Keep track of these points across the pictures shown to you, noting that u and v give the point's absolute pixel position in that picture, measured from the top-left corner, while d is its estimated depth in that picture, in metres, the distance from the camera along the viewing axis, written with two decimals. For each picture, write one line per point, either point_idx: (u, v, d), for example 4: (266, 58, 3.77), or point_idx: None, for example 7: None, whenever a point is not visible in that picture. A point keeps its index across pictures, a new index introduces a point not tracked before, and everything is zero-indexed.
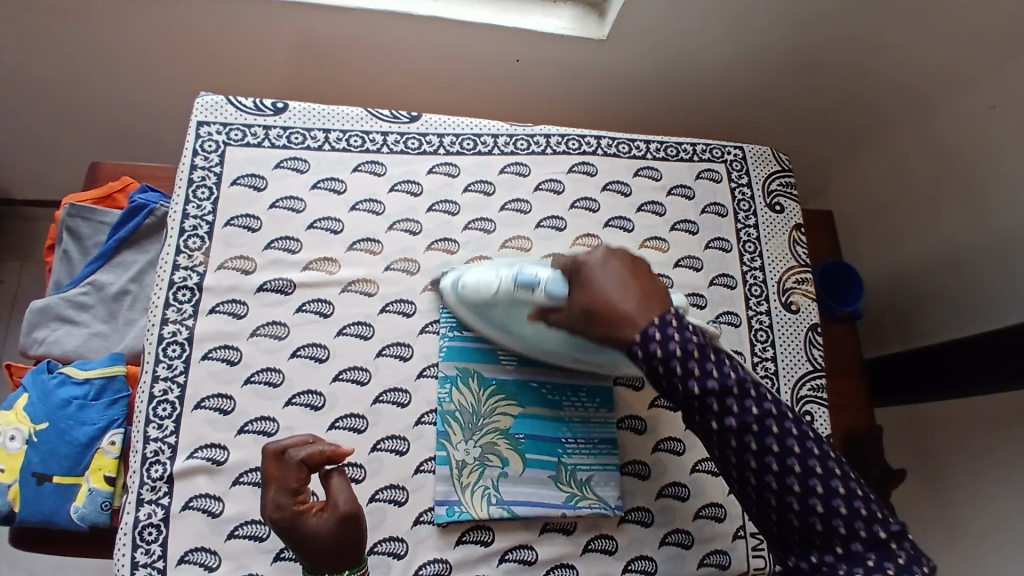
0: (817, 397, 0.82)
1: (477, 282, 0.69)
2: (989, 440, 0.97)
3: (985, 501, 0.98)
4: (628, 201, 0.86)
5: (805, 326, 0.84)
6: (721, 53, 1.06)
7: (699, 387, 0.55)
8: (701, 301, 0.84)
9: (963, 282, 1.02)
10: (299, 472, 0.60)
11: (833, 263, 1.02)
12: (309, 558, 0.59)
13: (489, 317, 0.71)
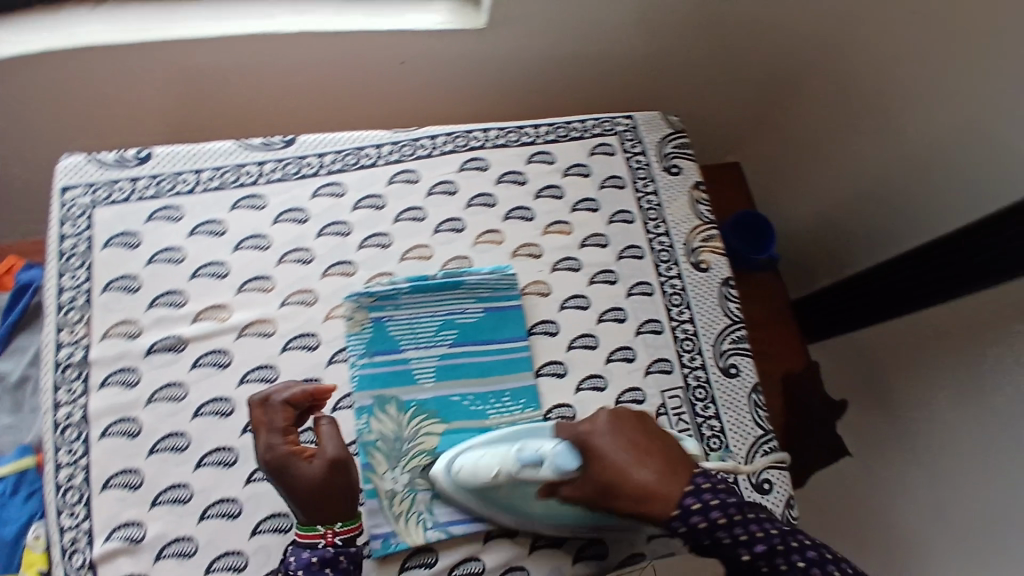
0: (740, 348, 0.83)
1: (474, 465, 0.66)
2: (937, 353, 1.01)
3: (934, 411, 1.02)
4: (525, 189, 0.84)
5: (717, 282, 0.86)
6: (604, 26, 1.04)
7: (748, 552, 0.57)
8: (612, 277, 0.83)
9: (888, 205, 1.06)
10: (287, 414, 0.63)
11: (749, 213, 1.03)
12: (297, 501, 0.61)
13: (489, 505, 0.67)
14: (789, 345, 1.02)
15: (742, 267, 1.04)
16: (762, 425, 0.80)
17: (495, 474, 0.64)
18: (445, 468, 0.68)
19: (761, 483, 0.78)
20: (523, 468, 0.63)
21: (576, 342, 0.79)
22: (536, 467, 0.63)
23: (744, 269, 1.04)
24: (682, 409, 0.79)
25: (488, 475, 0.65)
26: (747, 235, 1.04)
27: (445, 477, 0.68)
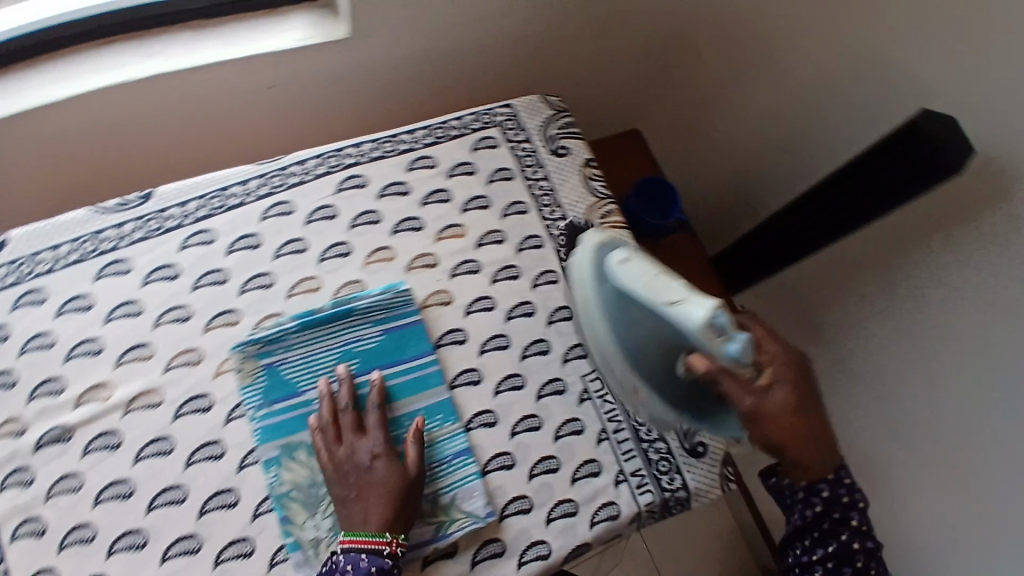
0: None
1: (648, 273, 0.61)
2: (856, 281, 1.02)
3: (860, 340, 1.04)
4: (410, 198, 0.81)
5: None
6: (473, 19, 1.01)
7: (858, 542, 0.66)
8: (515, 272, 0.81)
9: (785, 147, 1.08)
10: (379, 417, 0.69)
11: (648, 180, 1.00)
12: (378, 501, 0.64)
13: (620, 305, 0.63)
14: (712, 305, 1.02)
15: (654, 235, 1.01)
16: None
17: (660, 298, 0.59)
18: (623, 254, 0.62)
19: (695, 447, 0.78)
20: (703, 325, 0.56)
21: (487, 346, 0.77)
22: (719, 337, 0.57)
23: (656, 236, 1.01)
24: (605, 391, 0.78)
25: (654, 291, 0.59)
26: (648, 202, 1.01)
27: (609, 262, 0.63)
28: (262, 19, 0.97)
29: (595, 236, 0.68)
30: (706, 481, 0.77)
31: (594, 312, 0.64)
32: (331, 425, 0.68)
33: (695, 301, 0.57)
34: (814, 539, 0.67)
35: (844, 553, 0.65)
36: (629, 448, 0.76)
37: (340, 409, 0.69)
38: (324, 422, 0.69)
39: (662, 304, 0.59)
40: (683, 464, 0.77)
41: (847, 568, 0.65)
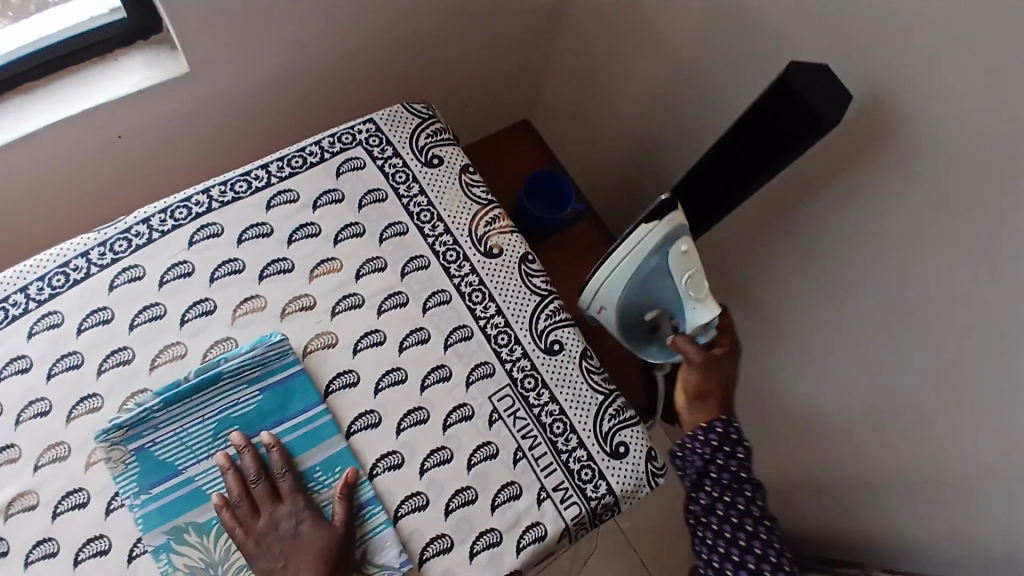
0: (558, 321, 0.79)
1: (692, 267, 0.72)
2: (777, 224, 1.06)
3: (790, 279, 1.09)
4: (274, 239, 0.75)
5: (515, 262, 0.81)
6: (336, 27, 0.96)
7: (739, 470, 0.72)
8: (401, 298, 0.76)
9: (676, 113, 1.08)
10: (292, 483, 0.65)
11: (538, 173, 0.98)
12: (309, 568, 0.62)
13: (641, 278, 0.73)
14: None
15: (553, 226, 0.98)
16: (602, 388, 0.78)
17: (691, 291, 0.72)
18: (685, 247, 0.70)
19: (616, 448, 0.75)
20: (702, 322, 0.73)
21: (383, 385, 0.72)
22: (703, 330, 0.74)
23: (554, 228, 0.99)
24: (516, 408, 0.74)
25: (689, 283, 0.72)
26: (540, 198, 0.99)
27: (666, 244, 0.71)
28: (99, 65, 0.89)
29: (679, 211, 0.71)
30: (633, 480, 0.74)
31: (641, 266, 0.72)
32: (242, 501, 0.64)
33: (710, 305, 0.73)
34: (714, 478, 0.72)
35: (737, 483, 0.72)
36: (549, 463, 0.73)
37: (249, 482, 0.65)
38: (233, 496, 0.64)
39: (688, 292, 0.72)
40: (606, 468, 0.74)
41: (739, 498, 0.72)
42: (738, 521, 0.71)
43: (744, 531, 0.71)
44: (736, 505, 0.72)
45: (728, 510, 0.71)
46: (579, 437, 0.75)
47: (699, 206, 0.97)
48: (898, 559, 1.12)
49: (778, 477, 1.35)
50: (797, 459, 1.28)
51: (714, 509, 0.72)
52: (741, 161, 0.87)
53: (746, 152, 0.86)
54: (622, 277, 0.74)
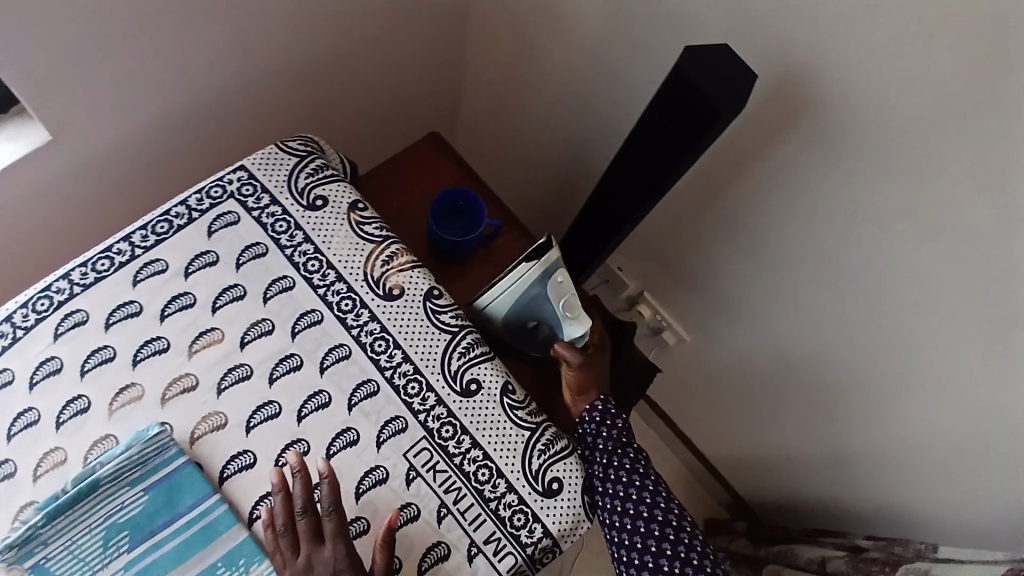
0: (472, 358, 0.73)
1: (568, 292, 0.77)
2: (720, 202, 1.00)
3: (739, 254, 1.03)
4: (148, 316, 0.70)
5: (419, 300, 0.74)
6: (214, 67, 0.88)
7: (619, 431, 0.73)
8: (294, 360, 0.70)
9: (598, 102, 1.01)
10: (335, 526, 0.62)
11: (447, 193, 0.89)
12: None
13: (525, 301, 0.77)
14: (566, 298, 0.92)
15: (468, 249, 0.89)
16: (528, 423, 0.72)
17: (567, 312, 0.77)
18: (563, 277, 0.75)
19: (548, 486, 0.70)
20: (577, 333, 0.79)
21: (283, 460, 0.66)
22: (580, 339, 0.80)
23: (471, 250, 0.90)
24: (435, 461, 0.69)
25: (565, 306, 0.77)
26: (444, 221, 0.91)
27: (544, 275, 0.75)
28: None
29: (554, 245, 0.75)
30: (570, 518, 0.70)
31: (523, 295, 0.76)
32: (285, 531, 0.62)
33: (583, 321, 0.78)
34: (601, 444, 0.73)
35: (622, 443, 0.73)
36: (476, 514, 0.68)
37: (295, 513, 0.62)
38: (279, 524, 0.62)
39: (564, 314, 0.77)
40: (540, 509, 0.69)
41: (625, 457, 0.72)
42: (629, 477, 0.71)
43: (635, 486, 0.70)
44: (622, 464, 0.72)
45: (618, 468, 0.71)
46: (508, 482, 0.69)
47: (621, 202, 0.92)
48: (882, 526, 1.09)
49: (752, 457, 1.31)
50: (771, 437, 1.23)
51: (604, 473, 0.71)
52: (642, 175, 0.86)
53: (645, 166, 0.85)
54: (504, 306, 0.77)
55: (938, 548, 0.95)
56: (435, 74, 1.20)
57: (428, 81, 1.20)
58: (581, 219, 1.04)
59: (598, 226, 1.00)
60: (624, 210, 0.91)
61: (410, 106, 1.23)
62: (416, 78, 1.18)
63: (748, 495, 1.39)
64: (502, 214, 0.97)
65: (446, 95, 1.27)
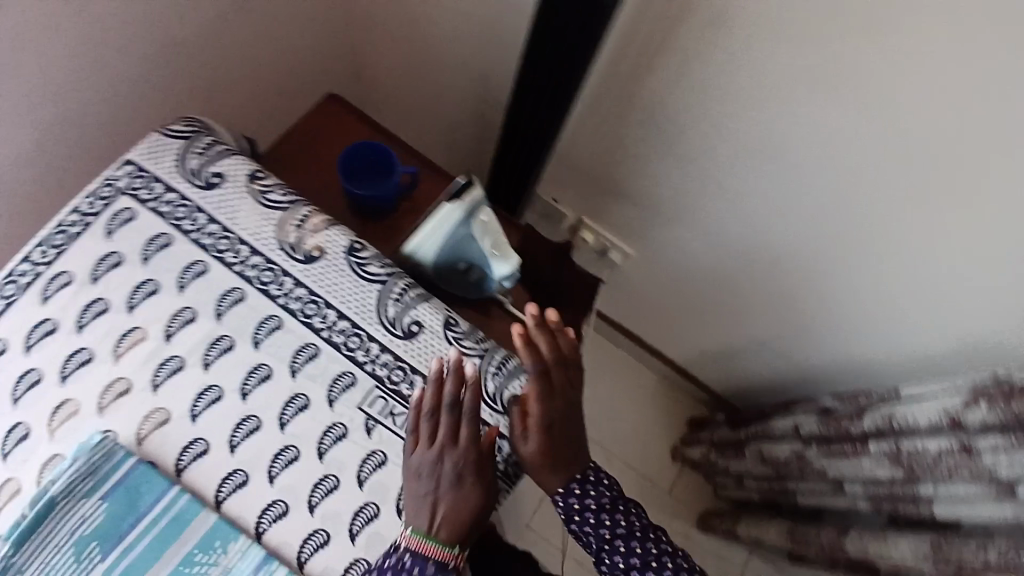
0: (408, 302, 0.72)
1: (492, 228, 0.75)
2: (632, 108, 1.00)
3: (663, 156, 1.04)
4: (69, 330, 0.68)
5: (341, 256, 0.73)
6: (94, 81, 0.82)
7: (603, 523, 0.77)
8: (226, 341, 0.70)
9: (495, 34, 0.99)
10: (472, 432, 0.67)
11: (358, 145, 0.86)
12: (445, 527, 0.64)
13: (450, 243, 0.75)
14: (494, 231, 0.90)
15: (387, 195, 0.85)
16: (477, 350, 0.73)
17: (495, 249, 0.76)
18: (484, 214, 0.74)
19: (508, 405, 0.72)
20: (505, 270, 0.77)
21: (237, 438, 0.67)
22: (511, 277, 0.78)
23: (389, 197, 0.85)
24: (391, 406, 0.69)
25: (492, 244, 0.75)
26: (357, 177, 0.87)
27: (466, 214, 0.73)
28: None
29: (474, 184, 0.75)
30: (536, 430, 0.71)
31: (448, 234, 0.74)
32: (429, 419, 0.66)
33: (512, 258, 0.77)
34: (590, 538, 0.78)
35: (606, 536, 0.78)
36: None
37: (440, 410, 0.66)
38: (425, 409, 0.66)
39: (491, 251, 0.75)
40: (505, 427, 0.72)
41: (619, 548, 0.77)
42: (627, 565, 0.77)
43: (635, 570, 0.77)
44: (618, 553, 0.77)
45: (614, 557, 0.78)
46: None
47: (539, 111, 0.90)
48: (843, 383, 1.16)
49: (718, 352, 1.35)
50: (730, 329, 1.27)
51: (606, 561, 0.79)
52: (546, 91, 0.86)
53: (549, 79, 0.84)
54: (430, 250, 0.76)
55: (900, 389, 0.99)
56: (324, 35, 1.14)
57: (318, 43, 1.14)
58: (496, 162, 1.06)
59: (514, 163, 1.03)
60: (535, 136, 0.95)
61: (304, 73, 1.17)
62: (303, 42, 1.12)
63: (721, 388, 1.44)
64: (414, 157, 0.94)
65: (341, 55, 1.22)
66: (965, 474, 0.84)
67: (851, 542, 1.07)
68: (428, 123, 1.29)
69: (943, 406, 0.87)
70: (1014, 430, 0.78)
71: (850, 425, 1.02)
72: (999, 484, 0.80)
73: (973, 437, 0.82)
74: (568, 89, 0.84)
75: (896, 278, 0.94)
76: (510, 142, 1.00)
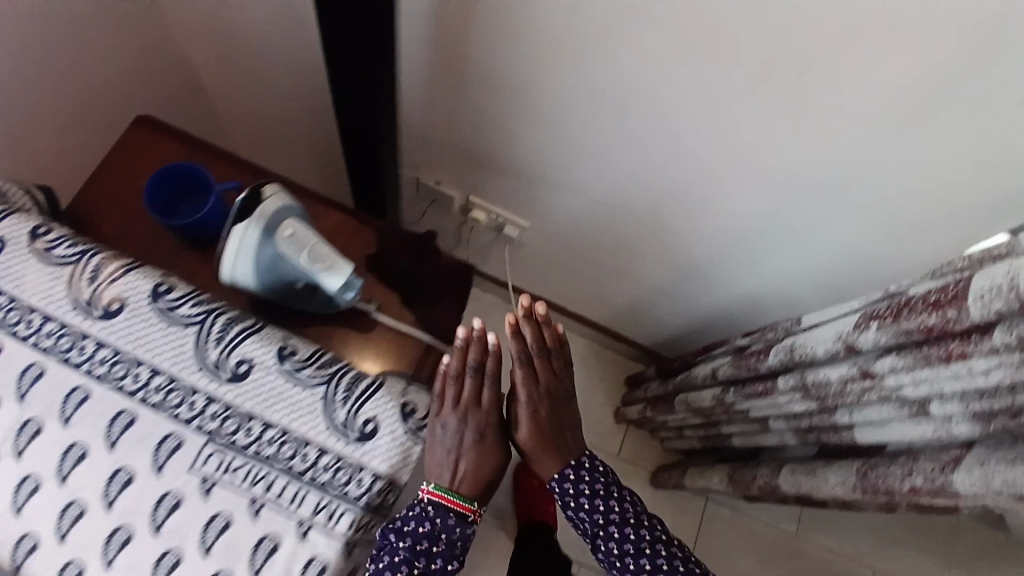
0: (231, 341, 0.63)
1: (304, 241, 0.63)
2: (476, 82, 0.91)
3: (523, 127, 0.96)
4: None
5: (145, 305, 0.64)
6: None
7: (595, 510, 0.77)
8: (33, 425, 0.61)
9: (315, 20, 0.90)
10: (493, 396, 0.66)
11: (152, 182, 0.74)
12: (465, 484, 0.64)
13: (267, 272, 0.64)
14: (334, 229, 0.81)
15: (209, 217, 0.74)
16: (321, 377, 0.63)
17: (317, 262, 0.64)
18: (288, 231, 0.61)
19: (364, 431, 0.62)
20: (340, 280, 0.65)
21: (66, 526, 0.60)
22: (352, 284, 0.67)
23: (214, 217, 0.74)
24: (229, 460, 0.61)
25: (311, 258, 0.63)
26: (181, 208, 0.76)
27: (265, 237, 0.61)
28: None
29: (274, 192, 0.63)
30: (399, 450, 0.62)
31: (258, 265, 0.63)
32: (453, 383, 0.65)
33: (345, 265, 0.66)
34: (585, 525, 0.78)
35: (599, 524, 0.76)
36: (295, 491, 0.61)
37: (461, 375, 0.65)
38: (450, 375, 0.65)
39: (314, 266, 0.64)
40: (364, 457, 0.61)
41: (611, 534, 0.77)
42: (621, 553, 0.76)
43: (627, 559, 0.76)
44: (610, 540, 0.77)
45: (608, 544, 0.77)
46: (317, 445, 0.61)
47: (363, 95, 0.82)
48: (755, 314, 1.13)
49: (639, 309, 1.30)
50: (643, 285, 1.22)
51: (599, 547, 0.78)
52: (358, 72, 0.78)
53: (356, 60, 0.76)
54: (251, 284, 0.65)
55: (801, 319, 0.97)
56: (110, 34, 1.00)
57: (105, 46, 1.00)
58: (345, 148, 0.96)
59: (362, 149, 0.94)
60: (370, 116, 0.86)
61: (105, 85, 1.03)
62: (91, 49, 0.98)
63: (653, 343, 1.40)
64: (237, 170, 0.84)
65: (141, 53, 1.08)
66: (870, 394, 0.82)
67: (784, 479, 1.05)
68: (275, 107, 1.18)
69: (836, 333, 0.83)
70: (908, 347, 0.75)
71: (759, 364, 0.99)
72: (911, 405, 0.80)
73: (870, 361, 0.80)
74: (380, 57, 0.75)
75: (774, 201, 0.88)
76: (348, 124, 0.90)
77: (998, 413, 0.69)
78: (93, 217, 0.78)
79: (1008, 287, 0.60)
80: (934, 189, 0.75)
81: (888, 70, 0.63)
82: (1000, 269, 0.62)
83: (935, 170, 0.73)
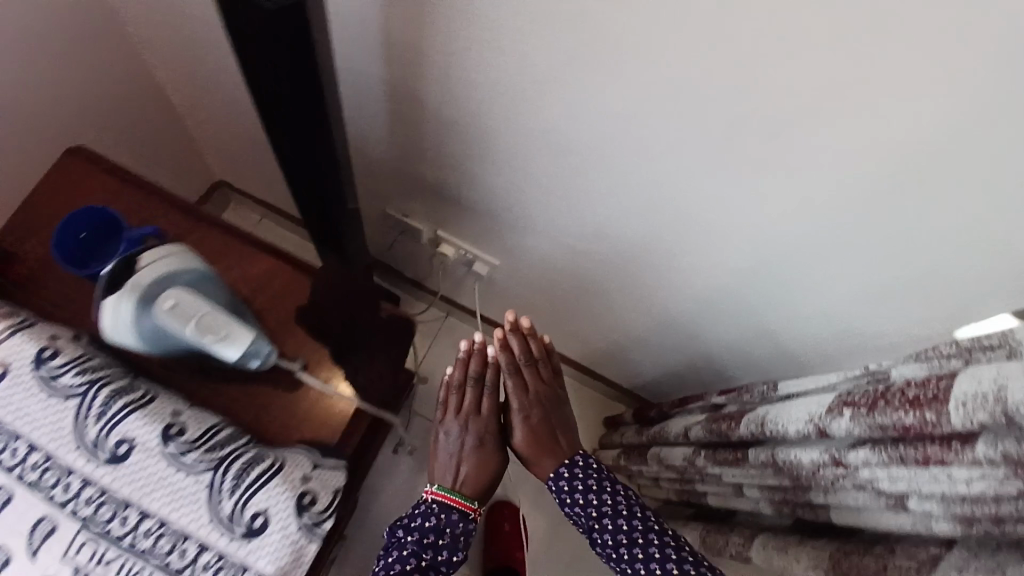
0: (114, 417, 0.56)
1: (190, 312, 0.55)
2: (432, 118, 0.85)
3: (483, 164, 0.89)
4: None
5: (28, 371, 0.57)
6: None
7: (590, 500, 0.80)
8: None
9: None
10: (490, 400, 0.87)
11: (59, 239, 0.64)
12: (467, 468, 0.83)
13: (156, 341, 0.57)
14: (262, 277, 0.74)
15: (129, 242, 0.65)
16: (209, 463, 0.57)
17: (208, 334, 0.56)
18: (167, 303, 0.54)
19: (251, 526, 0.56)
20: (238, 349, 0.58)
21: None
22: (255, 351, 0.59)
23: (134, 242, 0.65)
24: (102, 551, 0.55)
25: (201, 328, 0.56)
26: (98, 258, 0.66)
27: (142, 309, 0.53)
28: None
29: (155, 258, 0.55)
30: (289, 551, 0.56)
31: (143, 335, 0.56)
32: (457, 389, 0.88)
33: (241, 335, 0.58)
34: (582, 521, 0.80)
35: (595, 515, 0.79)
36: None
37: (461, 381, 0.88)
38: (454, 384, 0.88)
39: (205, 337, 0.56)
40: (247, 555, 0.55)
41: (604, 523, 0.77)
42: (617, 542, 0.76)
43: (623, 547, 0.75)
44: (605, 531, 0.77)
45: (603, 535, 0.77)
46: (197, 540, 0.55)
47: (304, 142, 0.72)
48: (734, 369, 1.05)
49: (615, 352, 1.23)
50: (618, 328, 1.14)
51: (597, 543, 0.78)
52: (293, 118, 0.68)
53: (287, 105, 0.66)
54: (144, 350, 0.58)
55: (779, 385, 0.89)
56: (75, 53, 0.96)
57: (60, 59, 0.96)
58: (295, 195, 0.87)
59: (312, 195, 0.84)
60: (315, 163, 0.76)
61: (60, 99, 0.99)
62: (49, 65, 0.94)
63: (633, 385, 1.33)
64: (163, 208, 0.76)
65: (108, 73, 1.04)
66: (842, 483, 0.74)
67: (757, 552, 0.97)
68: (244, 124, 1.13)
69: (806, 413, 0.75)
70: (878, 442, 0.68)
71: (731, 432, 0.91)
72: (887, 497, 0.70)
73: (843, 449, 0.72)
74: (314, 101, 0.65)
75: (751, 259, 0.81)
76: (292, 172, 0.80)
77: (981, 519, 0.58)
78: (24, 282, 0.70)
79: (995, 397, 0.53)
80: (917, 267, 0.67)
81: (859, 130, 0.56)
82: (989, 372, 0.54)
83: (920, 247, 0.65)
